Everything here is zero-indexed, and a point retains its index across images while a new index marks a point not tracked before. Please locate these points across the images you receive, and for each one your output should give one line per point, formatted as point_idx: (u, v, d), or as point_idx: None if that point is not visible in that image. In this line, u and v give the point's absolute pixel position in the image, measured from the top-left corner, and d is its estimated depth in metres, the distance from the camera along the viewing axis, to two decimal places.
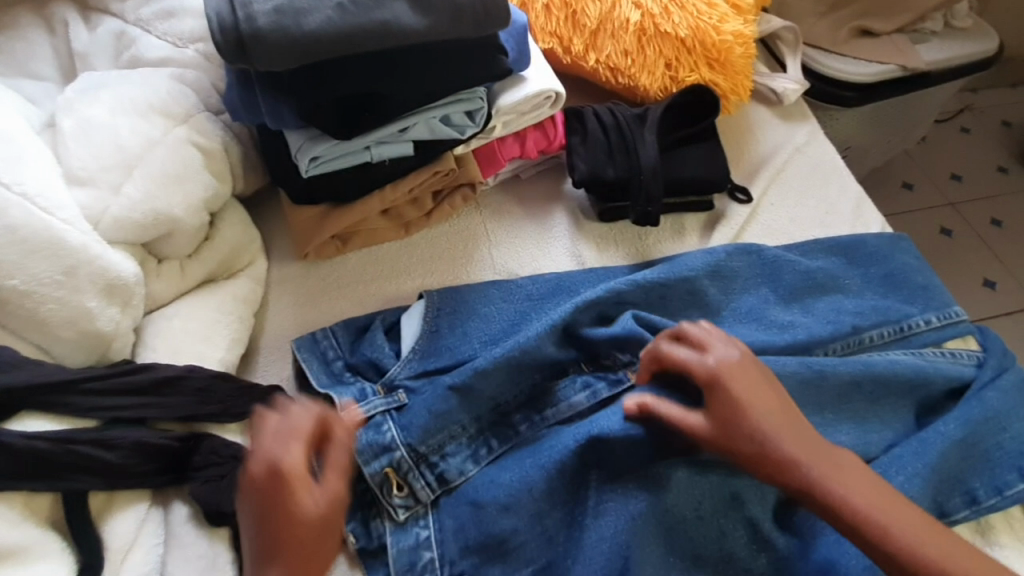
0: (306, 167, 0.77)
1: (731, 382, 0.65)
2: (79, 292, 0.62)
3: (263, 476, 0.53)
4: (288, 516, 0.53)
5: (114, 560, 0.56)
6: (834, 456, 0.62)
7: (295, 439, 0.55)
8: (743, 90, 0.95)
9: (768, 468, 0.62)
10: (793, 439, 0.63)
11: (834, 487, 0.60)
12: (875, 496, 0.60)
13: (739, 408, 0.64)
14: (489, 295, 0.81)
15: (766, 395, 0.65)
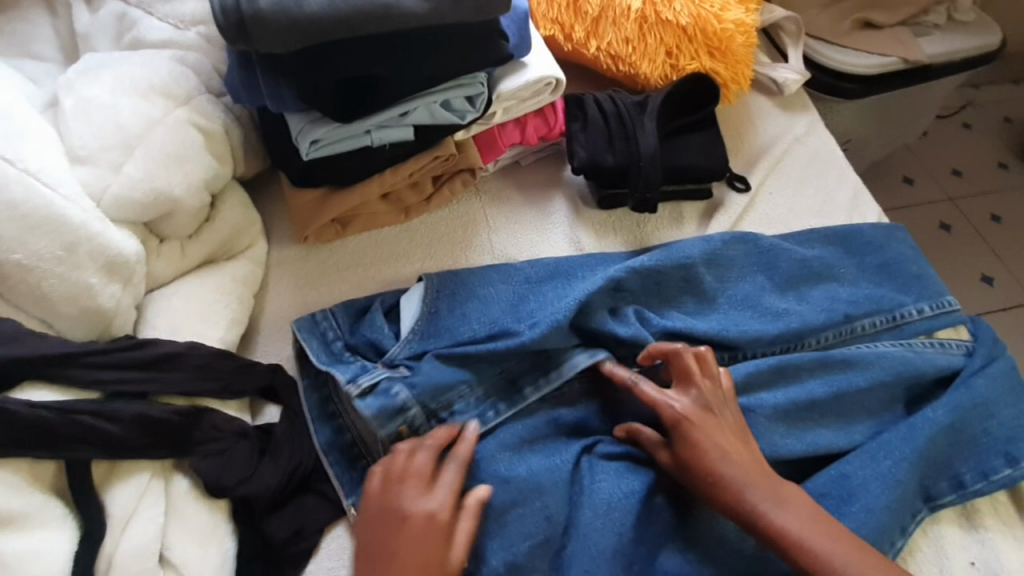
0: (307, 149, 0.78)
1: (689, 421, 0.67)
2: (80, 268, 0.62)
3: (404, 513, 0.61)
4: (417, 555, 0.59)
5: (115, 528, 0.56)
6: (782, 490, 0.64)
7: (436, 488, 0.63)
8: (744, 79, 0.95)
9: (717, 501, 0.65)
10: (747, 473, 0.64)
11: (778, 522, 0.62)
12: (811, 523, 0.62)
13: (698, 449, 0.66)
14: (487, 278, 0.81)
15: (724, 435, 0.67)
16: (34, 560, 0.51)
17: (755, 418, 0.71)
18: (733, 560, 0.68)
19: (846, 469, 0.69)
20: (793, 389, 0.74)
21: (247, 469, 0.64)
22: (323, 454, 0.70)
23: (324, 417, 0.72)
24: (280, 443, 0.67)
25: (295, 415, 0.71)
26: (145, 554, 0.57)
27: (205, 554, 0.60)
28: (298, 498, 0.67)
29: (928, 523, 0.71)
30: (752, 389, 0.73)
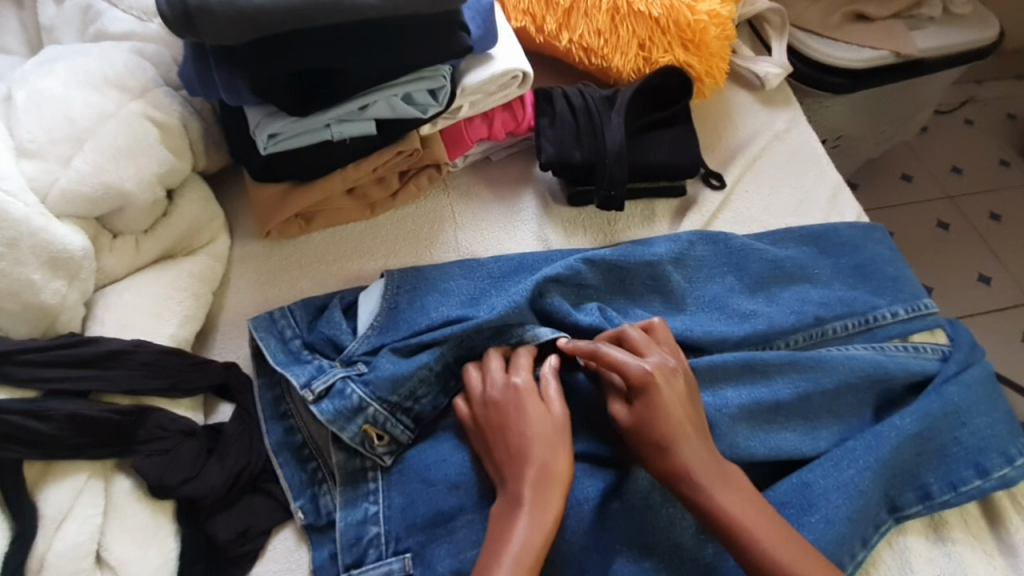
0: (264, 143, 0.77)
1: (659, 386, 0.64)
2: (22, 263, 0.61)
3: (502, 395, 0.66)
4: (528, 423, 0.64)
5: (48, 527, 0.56)
6: (726, 469, 0.63)
7: (519, 369, 0.68)
8: (719, 73, 0.92)
9: (664, 470, 0.62)
10: (698, 448, 0.63)
11: (719, 499, 0.60)
12: (746, 501, 0.61)
13: (661, 412, 0.63)
14: (449, 272, 0.79)
15: (684, 403, 0.64)
16: None
17: (721, 422, 0.69)
18: (690, 568, 0.66)
19: (808, 477, 0.67)
20: (759, 393, 0.71)
21: (192, 469, 0.63)
22: (274, 454, 0.68)
23: (277, 416, 0.71)
24: (228, 442, 0.66)
25: (246, 416, 0.69)
26: (80, 555, 0.56)
27: (145, 555, 0.59)
28: (245, 499, 0.66)
29: (894, 533, 0.70)
30: (719, 394, 0.71)
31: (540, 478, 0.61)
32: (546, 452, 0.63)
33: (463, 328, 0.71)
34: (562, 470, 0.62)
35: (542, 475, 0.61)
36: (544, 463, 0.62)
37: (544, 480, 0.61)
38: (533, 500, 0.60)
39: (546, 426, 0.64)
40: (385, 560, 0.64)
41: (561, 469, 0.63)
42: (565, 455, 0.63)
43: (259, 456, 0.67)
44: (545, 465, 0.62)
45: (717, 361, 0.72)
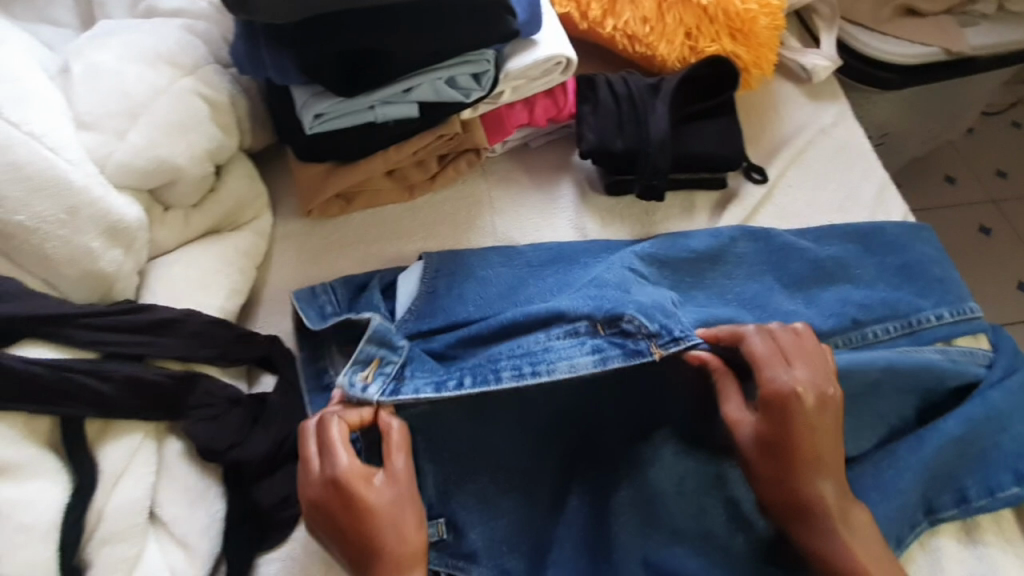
0: (310, 123, 0.78)
1: (810, 408, 0.60)
2: (81, 232, 0.62)
3: (323, 483, 0.58)
4: (363, 510, 0.57)
5: (106, 484, 0.58)
6: (850, 509, 0.60)
7: (336, 447, 0.59)
8: (767, 63, 0.90)
9: (786, 499, 0.60)
10: (830, 478, 0.60)
11: (840, 538, 0.59)
12: (869, 539, 0.59)
13: (807, 433, 0.59)
14: (486, 259, 0.80)
15: (830, 435, 0.60)
16: (24, 509, 0.53)
17: None
18: (718, 557, 0.66)
19: (847, 477, 0.67)
20: None
21: (238, 435, 0.65)
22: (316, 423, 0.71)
23: (320, 388, 0.73)
24: (273, 412, 0.68)
25: (291, 386, 0.71)
26: (134, 511, 0.58)
27: (194, 514, 0.62)
28: (288, 466, 0.68)
29: (926, 534, 0.69)
30: None
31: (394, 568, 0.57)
32: (396, 538, 0.57)
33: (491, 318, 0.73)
34: (417, 549, 0.58)
35: (392, 565, 0.57)
36: (392, 552, 0.57)
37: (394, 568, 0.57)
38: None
39: (384, 510, 0.58)
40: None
41: (418, 548, 0.58)
42: (413, 532, 0.59)
43: (302, 425, 0.70)
44: (393, 554, 0.57)
45: None
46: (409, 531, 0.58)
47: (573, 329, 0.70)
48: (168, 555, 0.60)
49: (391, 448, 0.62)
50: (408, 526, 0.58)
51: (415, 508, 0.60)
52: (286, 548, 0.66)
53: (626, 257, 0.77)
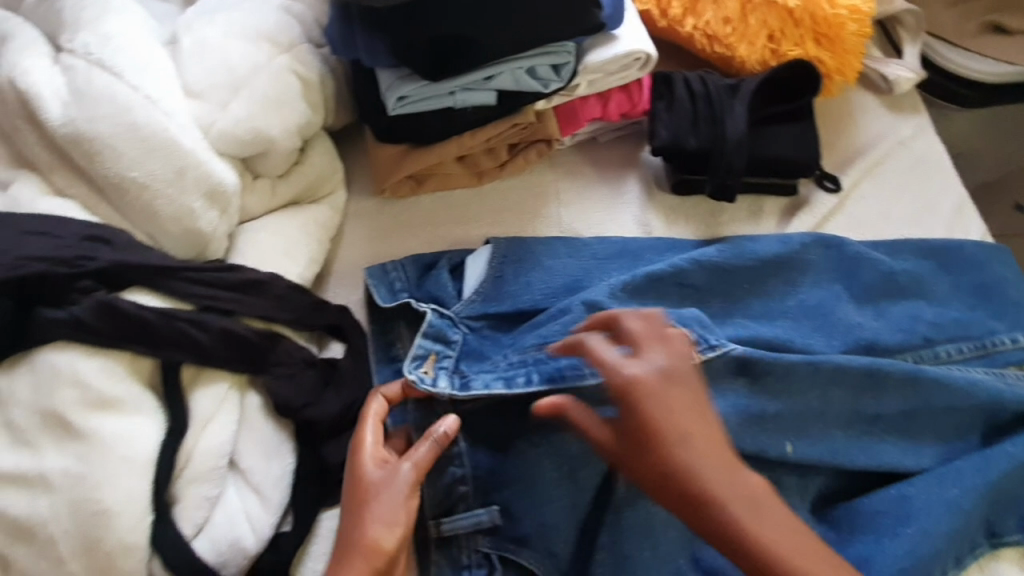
0: (393, 106, 0.81)
1: (645, 395, 0.55)
2: (186, 193, 0.67)
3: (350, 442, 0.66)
4: (357, 481, 0.62)
5: (196, 426, 0.62)
6: (734, 491, 0.53)
7: (370, 418, 0.66)
8: (850, 71, 0.88)
9: (678, 494, 0.53)
10: (710, 459, 0.54)
11: (756, 530, 0.52)
12: (805, 538, 0.53)
13: (650, 419, 0.54)
14: (553, 249, 0.80)
15: (683, 419, 0.55)
16: (127, 441, 0.57)
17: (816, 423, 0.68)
18: None
19: (908, 490, 0.66)
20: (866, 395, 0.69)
21: (311, 395, 0.69)
22: None
23: (386, 359, 0.77)
24: (343, 376, 0.71)
25: (359, 354, 0.74)
26: (217, 456, 0.63)
27: (268, 464, 0.66)
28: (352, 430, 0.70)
29: (986, 558, 0.67)
30: (827, 408, 0.69)
31: (349, 546, 0.59)
32: (365, 520, 0.60)
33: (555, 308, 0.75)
34: (380, 546, 0.59)
35: (349, 545, 0.60)
36: (354, 530, 0.60)
37: (348, 545, 0.59)
38: (335, 561, 0.59)
39: (371, 490, 0.62)
40: (474, 511, 0.67)
41: (381, 545, 0.59)
42: (386, 530, 0.60)
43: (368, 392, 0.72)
44: (356, 533, 0.60)
45: (843, 363, 0.69)
46: (380, 518, 0.60)
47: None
48: (244, 500, 0.64)
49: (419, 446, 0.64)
50: (382, 514, 0.60)
51: (397, 502, 0.61)
52: None
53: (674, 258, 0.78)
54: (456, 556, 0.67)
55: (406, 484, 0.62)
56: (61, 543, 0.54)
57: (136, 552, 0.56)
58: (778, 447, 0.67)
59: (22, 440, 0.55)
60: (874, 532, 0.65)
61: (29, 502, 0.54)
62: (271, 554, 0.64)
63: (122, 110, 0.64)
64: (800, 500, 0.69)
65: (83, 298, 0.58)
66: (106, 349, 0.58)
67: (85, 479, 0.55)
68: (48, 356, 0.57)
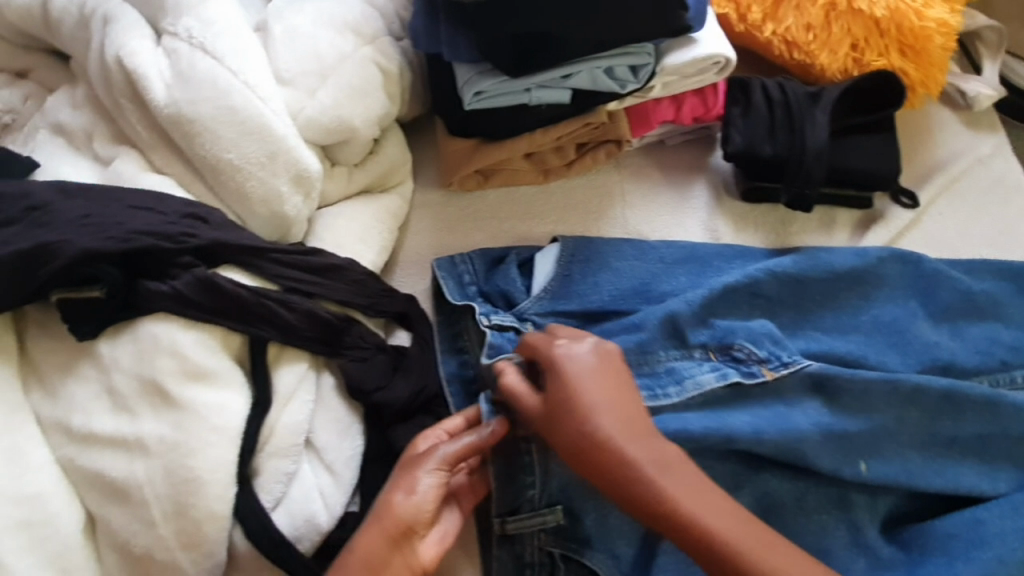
0: (469, 100, 0.80)
1: (580, 367, 0.58)
2: (276, 176, 0.68)
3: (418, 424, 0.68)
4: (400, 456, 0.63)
5: (278, 402, 0.65)
6: (654, 457, 0.55)
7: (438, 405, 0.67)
8: (935, 84, 0.86)
9: (583, 454, 0.56)
10: (632, 429, 0.56)
11: (660, 485, 0.54)
12: (710, 500, 0.55)
13: (569, 387, 0.57)
14: (622, 250, 0.79)
15: (599, 389, 0.58)
16: (218, 412, 0.60)
17: (888, 440, 0.68)
18: None
19: (982, 515, 0.64)
20: (943, 418, 0.68)
21: (383, 379, 0.70)
22: (447, 382, 0.75)
23: (453, 350, 0.77)
24: (411, 363, 0.72)
25: (427, 343, 0.76)
26: (297, 433, 0.65)
27: (341, 444, 0.67)
28: (418, 417, 0.72)
29: None
30: (898, 430, 0.68)
31: (373, 512, 0.60)
32: (390, 492, 0.60)
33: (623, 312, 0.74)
34: (397, 517, 0.59)
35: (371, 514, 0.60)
36: (381, 500, 0.60)
37: (374, 511, 0.60)
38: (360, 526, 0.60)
39: (404, 464, 0.62)
40: (539, 510, 0.67)
41: (398, 517, 0.59)
42: (405, 505, 0.59)
43: (435, 381, 0.73)
44: (381, 500, 0.60)
45: (923, 383, 0.68)
46: (399, 489, 0.60)
47: (687, 352, 0.71)
48: (318, 477, 0.66)
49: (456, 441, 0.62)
50: (404, 487, 0.60)
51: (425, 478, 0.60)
52: None
53: (751, 269, 0.77)
54: (520, 552, 0.68)
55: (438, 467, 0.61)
56: (153, 506, 0.57)
57: (222, 521, 0.59)
58: (851, 467, 0.67)
59: (121, 405, 0.58)
60: (946, 554, 0.63)
61: (127, 465, 0.57)
62: (343, 533, 0.65)
63: (222, 93, 0.66)
64: (870, 520, 0.68)
65: (184, 273, 0.61)
66: (201, 323, 0.61)
67: (180, 446, 0.58)
68: (149, 326, 0.60)
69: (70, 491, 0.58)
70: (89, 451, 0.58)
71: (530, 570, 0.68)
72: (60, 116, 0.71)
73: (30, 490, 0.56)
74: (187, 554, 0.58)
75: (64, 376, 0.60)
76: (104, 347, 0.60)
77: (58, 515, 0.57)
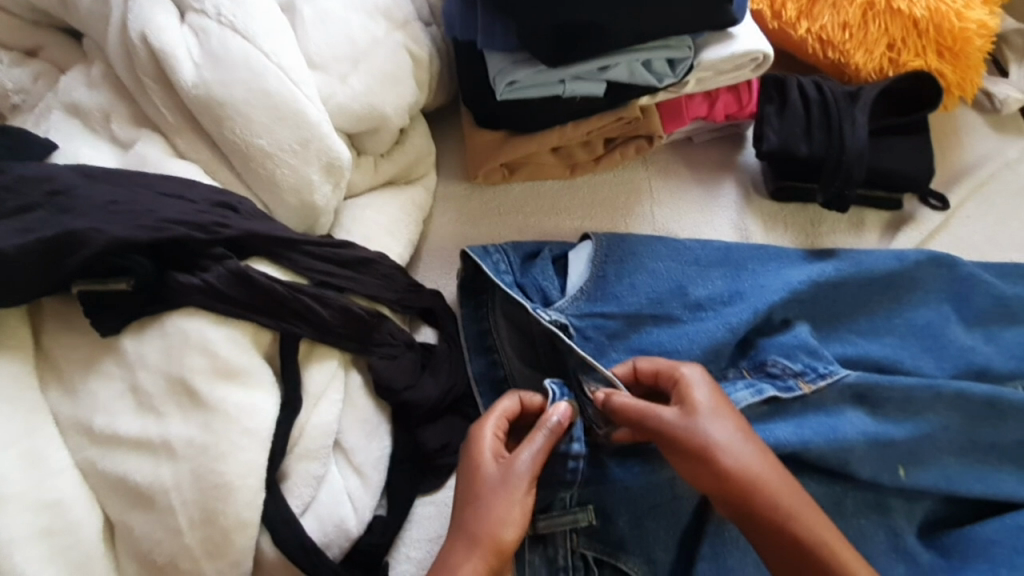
0: (501, 91, 0.77)
1: (710, 383, 0.60)
2: (307, 163, 0.66)
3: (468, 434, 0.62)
4: (473, 474, 0.58)
5: (308, 402, 0.62)
6: (780, 473, 0.57)
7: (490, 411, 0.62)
8: (970, 87, 0.88)
9: (731, 469, 0.55)
10: (762, 447, 0.58)
11: (789, 500, 0.55)
12: (823, 520, 0.56)
13: (708, 400, 0.58)
14: (656, 249, 0.77)
15: (729, 403, 0.60)
16: (250, 414, 0.57)
17: (927, 446, 0.67)
18: None
19: None
20: (984, 424, 0.68)
21: (412, 378, 0.67)
22: (475, 382, 0.72)
23: (481, 349, 0.74)
24: (440, 360, 0.70)
25: (456, 342, 0.73)
26: (326, 434, 0.62)
27: (370, 445, 0.65)
28: (447, 417, 0.69)
29: None
30: (936, 440, 0.67)
31: (466, 536, 0.55)
32: (483, 514, 0.56)
33: (659, 318, 0.73)
34: (499, 540, 0.55)
35: (466, 537, 0.55)
36: (474, 522, 0.56)
37: (468, 535, 0.55)
38: (452, 551, 0.55)
39: (487, 484, 0.57)
40: (570, 509, 0.66)
41: (500, 540, 0.55)
42: (506, 524, 0.55)
43: (464, 380, 0.71)
44: (473, 526, 0.55)
45: (964, 390, 0.68)
46: (490, 510, 0.56)
47: (721, 374, 0.71)
48: (346, 481, 0.63)
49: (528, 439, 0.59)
50: (494, 508, 0.56)
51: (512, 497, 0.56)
52: (439, 494, 0.68)
53: (792, 279, 0.75)
54: (553, 556, 0.65)
55: (520, 483, 0.57)
56: (179, 513, 0.54)
57: (250, 528, 0.55)
58: (890, 473, 0.66)
59: (147, 406, 0.56)
60: (988, 561, 0.63)
61: (152, 469, 0.54)
62: (373, 538, 0.63)
63: (255, 75, 0.64)
64: (907, 525, 0.67)
65: (215, 265, 0.59)
66: (233, 319, 0.59)
67: (210, 449, 0.55)
68: (178, 322, 0.58)
69: (90, 497, 0.55)
70: (112, 453, 0.55)
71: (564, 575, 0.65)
72: (75, 96, 0.68)
73: (51, 495, 0.53)
74: (213, 564, 0.55)
75: (85, 374, 0.57)
76: (129, 343, 0.57)
77: (79, 523, 0.54)
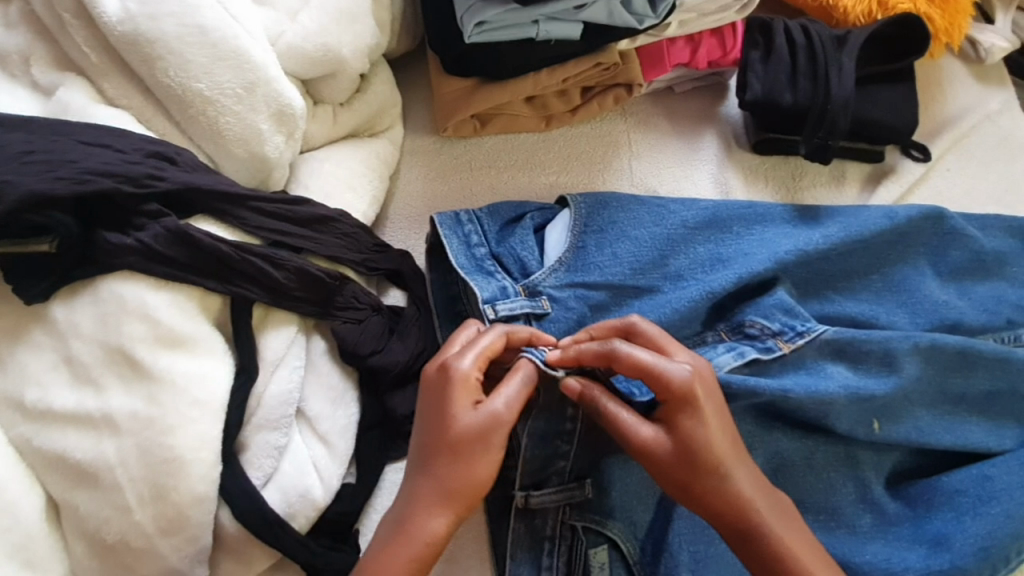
0: (470, 33, 0.70)
1: (701, 404, 0.53)
2: (255, 112, 0.60)
3: (435, 375, 0.55)
4: (453, 425, 0.52)
5: (265, 369, 0.58)
6: (769, 504, 0.53)
7: (471, 348, 0.55)
8: (957, 32, 0.85)
9: (708, 507, 0.52)
10: (750, 475, 0.53)
11: (773, 530, 0.52)
12: (808, 540, 0.53)
13: (692, 428, 0.52)
14: (637, 212, 0.73)
15: (720, 431, 0.53)
16: (200, 383, 0.53)
17: (900, 400, 0.67)
18: (843, 533, 0.65)
19: (989, 471, 0.66)
20: (954, 374, 0.69)
21: (379, 343, 0.63)
22: None
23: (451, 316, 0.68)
24: (408, 325, 0.66)
25: (427, 308, 0.69)
26: (285, 402, 0.58)
27: (335, 412, 0.61)
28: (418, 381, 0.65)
29: None
30: (910, 403, 0.67)
31: (432, 499, 0.52)
32: (459, 467, 0.52)
33: (638, 292, 0.69)
34: (469, 494, 0.52)
35: (427, 493, 0.52)
36: (450, 472, 0.52)
37: (434, 500, 0.52)
38: (415, 509, 0.52)
39: (469, 436, 0.52)
40: (566, 484, 0.64)
41: (472, 493, 0.53)
42: (483, 476, 0.52)
43: (433, 345, 0.67)
44: (443, 485, 0.52)
45: (938, 340, 0.68)
46: (460, 467, 0.52)
47: (699, 338, 0.69)
48: (311, 449, 0.60)
49: (507, 388, 0.54)
50: (462, 467, 0.52)
51: (488, 451, 0.53)
52: None
53: (779, 248, 0.71)
54: (540, 526, 0.64)
55: (495, 435, 0.53)
56: (127, 489, 0.51)
57: (207, 503, 0.52)
58: (864, 427, 0.66)
59: (84, 378, 0.52)
60: (953, 510, 0.65)
61: (94, 445, 0.51)
62: (339, 507, 0.60)
63: (189, 9, 0.57)
64: (876, 476, 0.68)
65: (151, 223, 0.54)
66: (176, 282, 0.55)
67: (157, 422, 0.51)
68: (113, 286, 0.53)
69: (27, 476, 0.51)
70: (49, 430, 0.51)
71: (548, 543, 0.64)
72: None
73: None
74: (167, 540, 0.52)
75: (12, 345, 0.52)
76: (59, 311, 0.53)
77: (16, 504, 0.50)
